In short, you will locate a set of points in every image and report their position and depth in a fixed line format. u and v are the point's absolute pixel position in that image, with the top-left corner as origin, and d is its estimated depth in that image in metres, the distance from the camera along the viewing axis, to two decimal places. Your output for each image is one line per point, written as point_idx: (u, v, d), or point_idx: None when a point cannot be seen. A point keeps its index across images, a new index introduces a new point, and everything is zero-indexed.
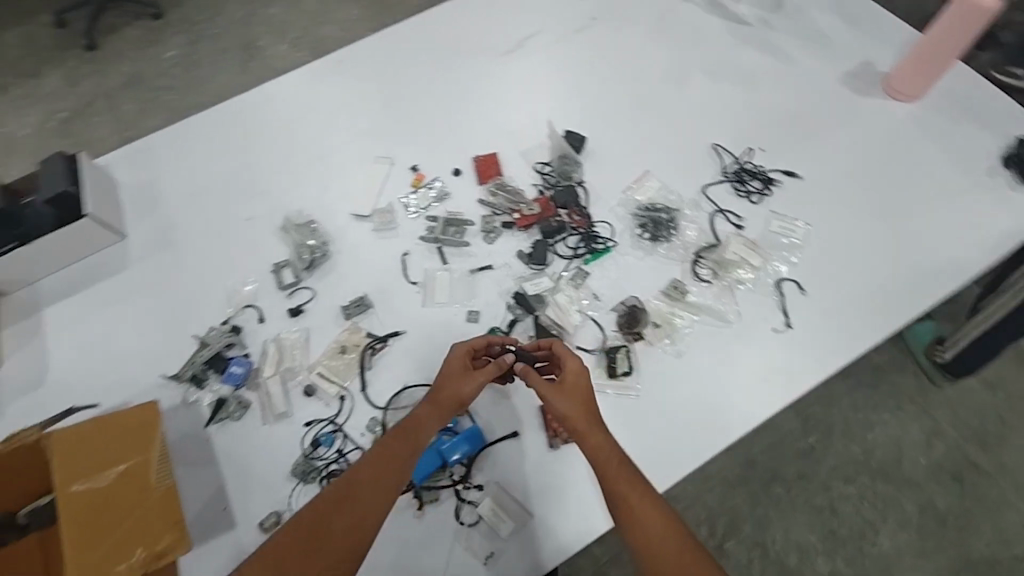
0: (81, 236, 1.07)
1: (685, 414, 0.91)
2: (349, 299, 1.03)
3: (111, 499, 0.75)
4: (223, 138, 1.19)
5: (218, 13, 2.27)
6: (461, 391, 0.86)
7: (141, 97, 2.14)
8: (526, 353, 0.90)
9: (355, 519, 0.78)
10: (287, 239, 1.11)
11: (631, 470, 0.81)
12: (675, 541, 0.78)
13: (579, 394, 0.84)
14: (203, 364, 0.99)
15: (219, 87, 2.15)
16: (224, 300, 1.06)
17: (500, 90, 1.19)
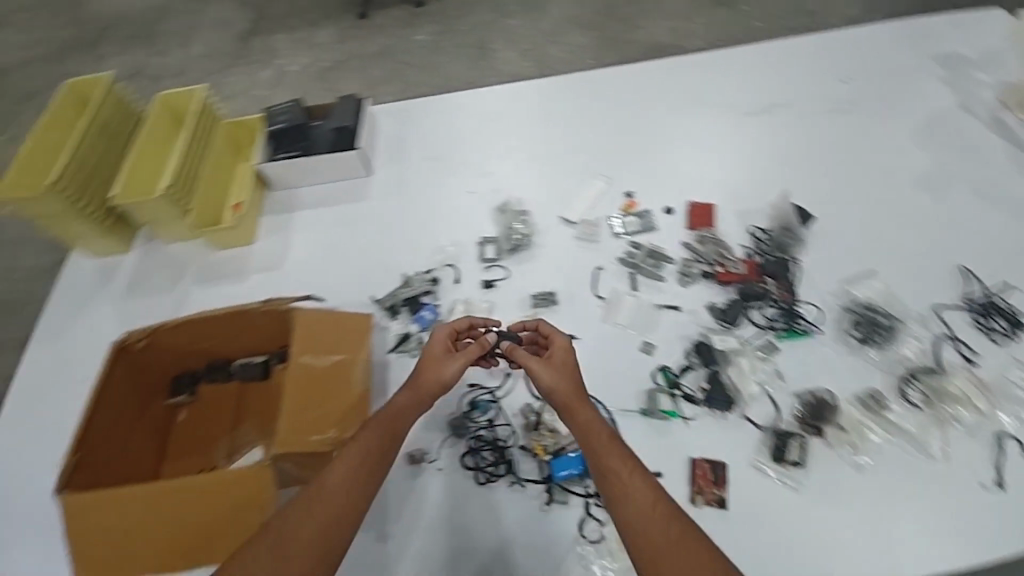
0: (345, 163, 1.33)
1: (849, 531, 0.83)
2: (538, 290, 1.11)
3: (321, 378, 0.89)
4: (473, 121, 1.37)
5: (471, 13, 2.57)
6: (438, 369, 0.90)
7: (387, 67, 2.47)
8: (510, 333, 0.97)
9: (331, 507, 0.79)
10: (498, 221, 1.23)
11: (619, 446, 0.83)
12: (665, 520, 0.76)
13: (566, 373, 0.89)
14: (403, 300, 1.12)
15: (450, 76, 2.42)
16: (431, 253, 1.20)
17: (733, 147, 1.21)
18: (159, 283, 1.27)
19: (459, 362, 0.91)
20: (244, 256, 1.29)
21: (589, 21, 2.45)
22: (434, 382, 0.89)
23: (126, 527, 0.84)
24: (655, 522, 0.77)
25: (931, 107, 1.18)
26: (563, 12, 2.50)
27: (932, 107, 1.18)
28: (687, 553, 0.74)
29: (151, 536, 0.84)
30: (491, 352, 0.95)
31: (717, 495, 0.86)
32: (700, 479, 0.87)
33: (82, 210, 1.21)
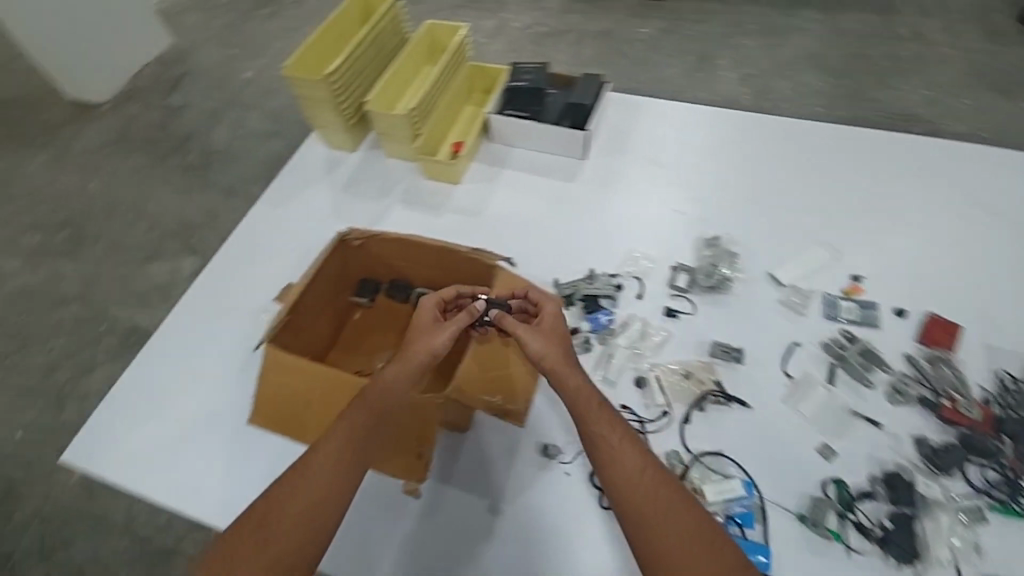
0: (567, 141, 1.34)
1: None
2: (721, 341, 1.02)
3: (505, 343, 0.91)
4: (705, 143, 1.34)
5: (704, 18, 2.37)
6: (426, 335, 0.89)
7: (598, 46, 2.35)
8: (500, 302, 0.92)
9: (307, 499, 0.77)
10: (699, 253, 1.15)
11: (608, 411, 0.83)
12: (654, 486, 0.76)
13: (550, 337, 0.88)
14: (581, 295, 1.10)
15: (658, 75, 2.23)
16: (619, 259, 1.16)
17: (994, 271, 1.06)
18: (370, 190, 1.38)
19: (444, 331, 0.88)
20: (444, 192, 1.35)
21: (834, 62, 2.16)
22: (423, 346, 0.87)
23: (305, 395, 0.95)
24: (645, 485, 0.76)
25: None
26: (806, 44, 2.22)
27: None
28: (676, 515, 0.74)
29: (320, 412, 0.94)
30: (481, 320, 0.92)
31: None
32: None
33: (339, 105, 1.35)
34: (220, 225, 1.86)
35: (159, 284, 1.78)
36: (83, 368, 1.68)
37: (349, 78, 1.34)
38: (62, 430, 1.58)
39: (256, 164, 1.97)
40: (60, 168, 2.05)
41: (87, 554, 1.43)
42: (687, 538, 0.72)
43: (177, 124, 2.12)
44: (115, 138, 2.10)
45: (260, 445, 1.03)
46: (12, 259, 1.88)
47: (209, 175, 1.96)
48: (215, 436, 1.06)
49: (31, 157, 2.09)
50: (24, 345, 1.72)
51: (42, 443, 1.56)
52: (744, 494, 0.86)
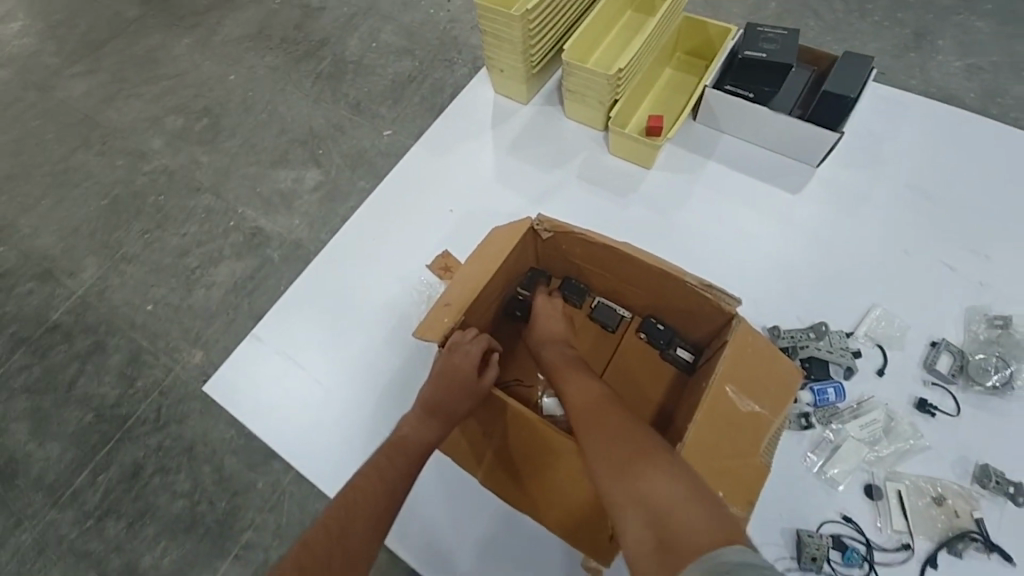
0: (803, 141, 0.99)
1: None
2: (989, 467, 0.78)
3: (734, 424, 0.68)
4: (998, 171, 0.98)
5: None
6: (464, 394, 0.76)
7: None
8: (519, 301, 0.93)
9: (365, 514, 0.69)
10: (974, 332, 0.86)
11: (578, 370, 0.78)
12: (602, 418, 0.68)
13: (546, 321, 0.87)
14: (805, 355, 0.85)
15: None
16: (857, 316, 0.89)
17: None
18: (541, 156, 1.16)
19: (481, 385, 0.76)
20: (634, 178, 1.09)
21: None
22: (464, 407, 0.76)
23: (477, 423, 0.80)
24: (603, 425, 0.68)
25: None
26: None
27: None
28: (627, 441, 0.64)
29: (486, 445, 0.80)
30: (510, 313, 0.94)
31: None
32: None
33: (527, 50, 1.10)
34: (362, 141, 1.41)
35: (283, 192, 1.38)
36: (212, 257, 1.35)
37: (545, 15, 1.07)
38: (188, 314, 1.29)
39: (385, 83, 1.48)
40: (202, 55, 1.61)
41: (125, 463, 1.18)
42: (632, 465, 0.61)
43: (314, 25, 1.60)
44: (255, 33, 1.62)
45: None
46: (152, 138, 1.51)
47: (341, 86, 1.49)
48: (359, 411, 1.00)
49: (175, 39, 1.64)
50: (161, 225, 1.40)
51: (169, 324, 1.29)
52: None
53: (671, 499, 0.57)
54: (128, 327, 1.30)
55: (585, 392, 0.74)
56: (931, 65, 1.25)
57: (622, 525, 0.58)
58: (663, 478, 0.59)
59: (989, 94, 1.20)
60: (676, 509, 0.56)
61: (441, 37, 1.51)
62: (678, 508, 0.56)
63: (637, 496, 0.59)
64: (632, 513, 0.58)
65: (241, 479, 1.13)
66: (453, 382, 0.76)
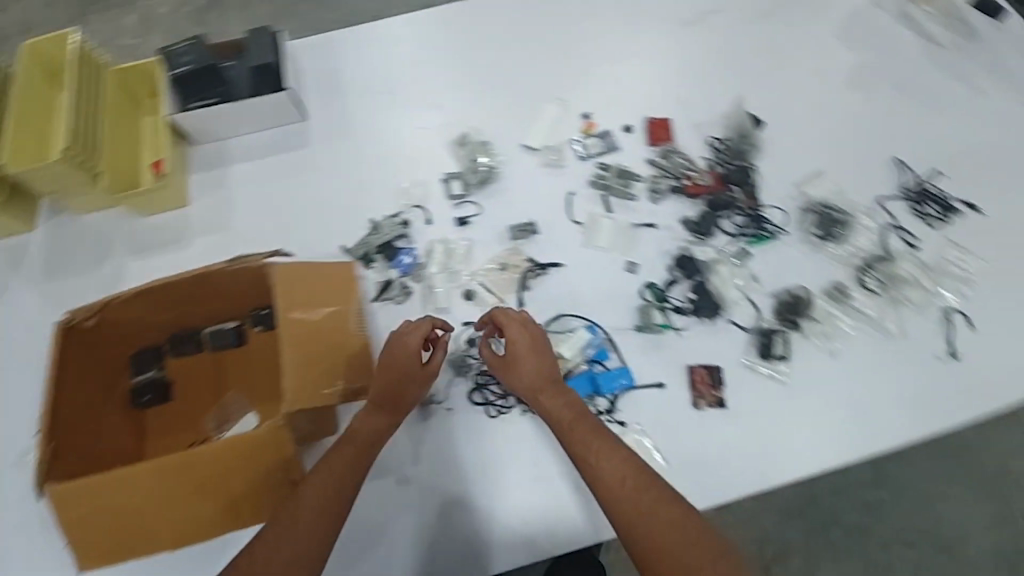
0: (276, 108, 1.19)
1: (835, 396, 0.92)
2: (515, 223, 1.08)
3: (321, 332, 0.81)
4: (414, 52, 1.31)
5: None
6: (411, 382, 0.85)
7: (281, 6, 2.12)
8: (143, 386, 0.92)
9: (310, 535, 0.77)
10: (460, 155, 1.18)
11: (593, 428, 0.86)
12: (645, 495, 0.81)
13: (189, 381, 0.94)
14: (377, 247, 1.05)
15: (355, 13, 2.11)
16: (393, 197, 1.13)
17: (673, 54, 1.25)
18: (84, 261, 1.11)
19: (425, 368, 0.85)
20: (181, 219, 1.14)
21: None
22: (414, 393, 0.85)
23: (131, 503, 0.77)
24: (642, 499, 0.81)
25: (851, 13, 1.24)
26: None
27: (852, 13, 1.24)
28: (669, 527, 0.79)
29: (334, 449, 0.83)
30: (140, 397, 0.92)
31: (716, 397, 0.91)
32: (699, 383, 0.92)
33: None
34: None
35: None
36: None
37: None
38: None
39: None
40: None
41: None
42: (686, 557, 0.78)
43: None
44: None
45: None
46: None
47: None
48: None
49: None
50: None
51: None
52: (591, 336, 0.96)
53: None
54: None
55: (618, 458, 0.84)
56: None
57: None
58: (620, 461, 0.83)
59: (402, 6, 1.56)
60: None
61: None
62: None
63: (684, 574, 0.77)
64: None
65: None
66: (397, 373, 0.84)
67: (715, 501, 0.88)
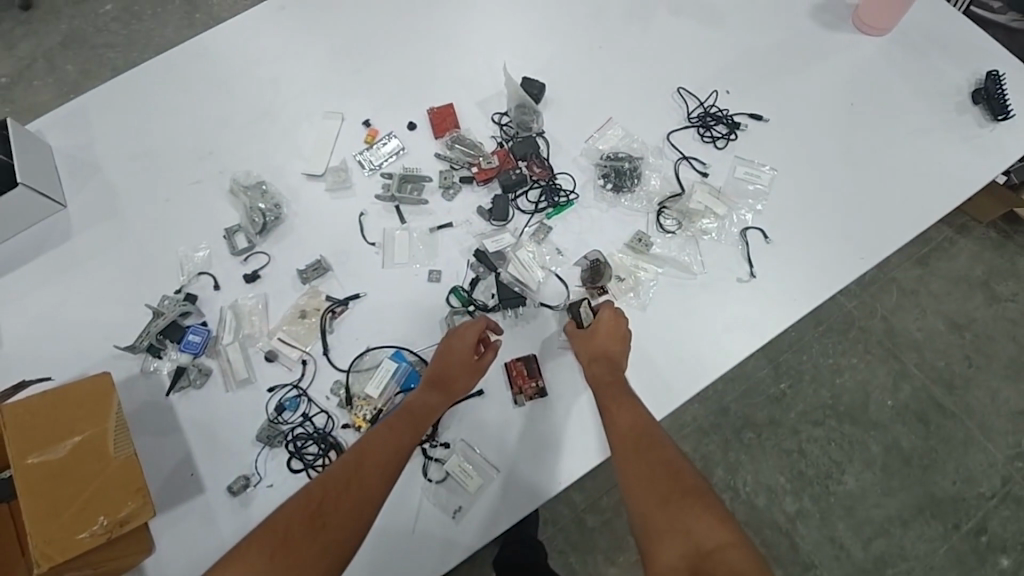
0: (17, 207, 1.02)
1: (653, 352, 0.92)
2: (306, 263, 1.00)
3: (68, 470, 0.74)
4: (163, 95, 1.13)
5: None
6: (465, 370, 0.86)
7: (85, 58, 1.87)
8: None
9: (356, 504, 0.75)
10: (237, 202, 1.06)
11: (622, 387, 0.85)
12: (650, 452, 0.78)
13: None
14: (159, 334, 0.95)
15: (161, 45, 1.88)
16: (176, 268, 1.03)
17: (445, 26, 1.12)
18: None
19: (478, 359, 0.87)
20: None
21: None
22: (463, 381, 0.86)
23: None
24: (647, 452, 0.78)
25: None
26: None
27: None
28: (665, 481, 0.75)
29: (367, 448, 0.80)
30: None
31: (535, 387, 0.90)
32: (517, 378, 0.90)
33: None
34: None
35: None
36: None
37: None
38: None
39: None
40: None
41: None
42: (677, 508, 0.72)
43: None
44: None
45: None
46: None
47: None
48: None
49: None
50: None
51: None
52: (396, 365, 0.92)
53: (714, 545, 0.69)
54: None
55: (636, 411, 0.82)
56: None
57: (656, 551, 0.70)
58: (641, 415, 0.82)
59: None
60: (714, 548, 0.68)
61: None
62: (714, 558, 0.68)
63: (675, 530, 0.71)
64: (670, 539, 0.70)
65: None
66: (454, 362, 0.86)
67: (552, 489, 0.88)
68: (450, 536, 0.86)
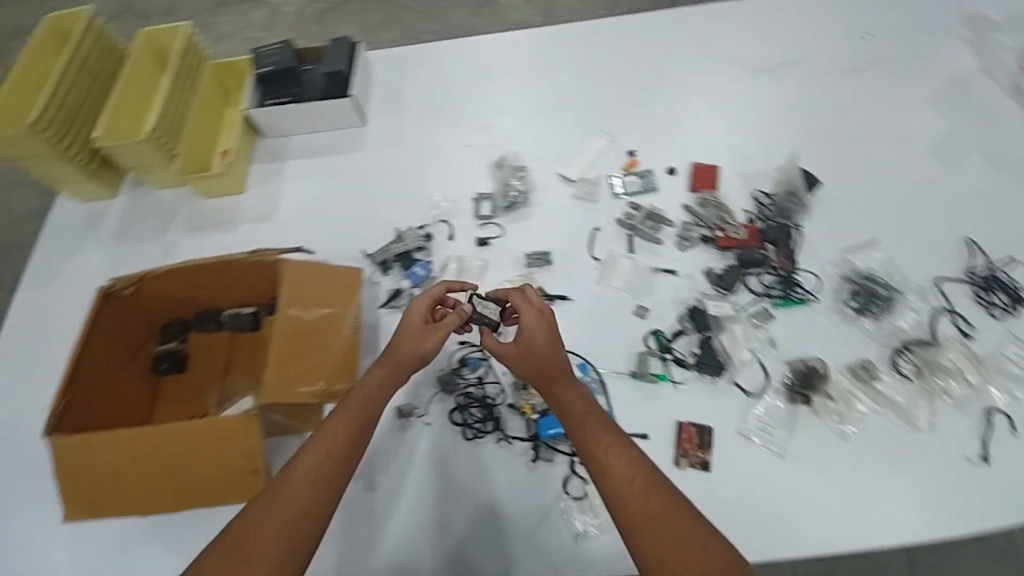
0: (335, 111, 1.28)
1: (838, 485, 0.84)
2: (532, 250, 1.08)
3: (311, 333, 0.86)
4: (475, 73, 1.34)
5: None
6: (416, 338, 0.86)
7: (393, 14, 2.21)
8: (168, 356, 1.01)
9: (313, 491, 0.75)
10: (494, 177, 1.19)
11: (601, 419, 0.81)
12: (646, 488, 0.75)
13: (208, 358, 1.02)
14: (395, 256, 1.09)
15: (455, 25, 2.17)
16: (424, 208, 1.17)
17: (733, 97, 1.20)
18: (145, 232, 1.25)
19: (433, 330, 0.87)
20: (234, 205, 1.26)
21: None
22: (414, 348, 0.86)
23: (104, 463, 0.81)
24: (640, 491, 0.74)
25: (946, 77, 1.14)
26: None
27: (948, 77, 1.14)
28: (665, 518, 0.72)
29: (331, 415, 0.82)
30: (160, 363, 1.00)
31: (701, 458, 0.86)
32: (685, 441, 0.87)
33: (65, 151, 1.18)
34: None
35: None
36: None
37: (62, 116, 1.17)
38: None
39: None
40: None
41: None
42: (682, 549, 0.70)
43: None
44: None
45: (97, 540, 0.91)
46: None
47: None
48: (39, 553, 0.93)
49: None
50: None
51: None
52: (580, 375, 0.93)
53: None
54: None
55: (619, 446, 0.78)
56: None
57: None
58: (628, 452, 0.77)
59: None
60: None
61: None
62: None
63: None
64: None
65: None
66: (404, 331, 0.87)
67: None
68: (566, 556, 0.86)
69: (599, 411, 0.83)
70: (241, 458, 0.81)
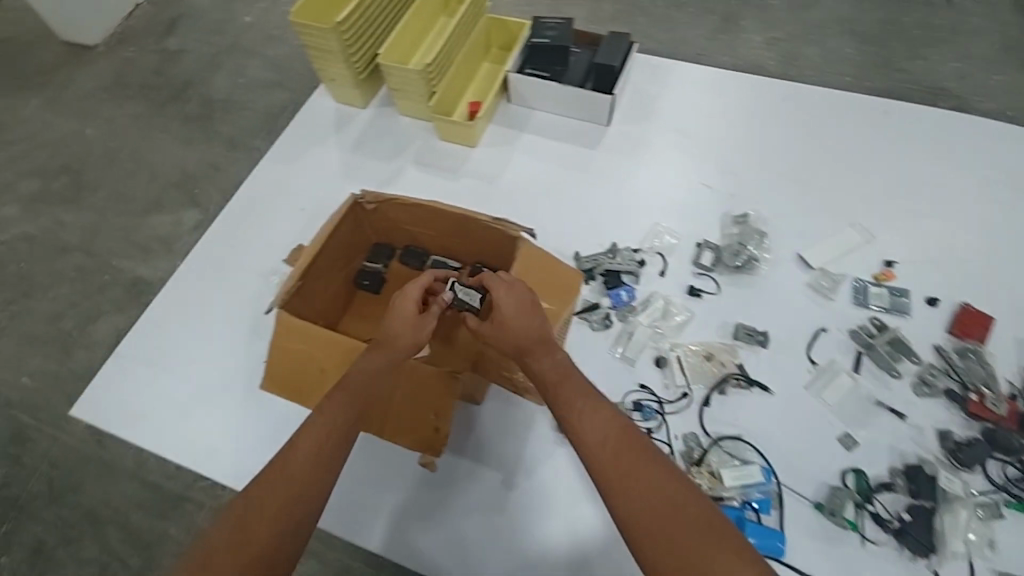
0: (591, 105, 1.26)
1: None
2: (745, 323, 0.99)
3: None
4: (738, 116, 1.28)
5: None
6: (409, 323, 0.81)
7: None
8: (372, 275, 1.06)
9: (299, 485, 0.66)
10: (726, 229, 1.11)
11: (581, 386, 0.72)
12: (630, 459, 0.62)
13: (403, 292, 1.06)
14: (604, 271, 1.05)
15: None
16: (644, 233, 1.12)
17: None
18: (378, 151, 1.32)
19: (422, 318, 0.82)
20: (463, 155, 1.29)
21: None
22: (407, 333, 0.80)
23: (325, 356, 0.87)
24: (626, 468, 0.62)
25: None
26: None
27: None
28: (664, 497, 0.59)
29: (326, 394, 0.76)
30: (364, 279, 1.06)
31: None
32: None
33: (350, 59, 1.27)
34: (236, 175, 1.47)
35: (161, 237, 1.41)
36: (88, 316, 1.35)
37: (361, 26, 1.24)
38: (68, 378, 1.28)
39: (258, 117, 1.53)
40: (54, 114, 1.62)
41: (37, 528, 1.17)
42: (685, 535, 0.56)
43: (176, 69, 1.65)
44: (110, 84, 1.65)
45: (276, 419, 1.02)
46: (8, 206, 1.50)
47: (211, 126, 1.54)
48: (224, 405, 1.04)
49: (23, 101, 1.64)
50: (27, 291, 1.39)
51: (50, 392, 1.27)
52: (762, 480, 0.84)
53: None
54: (6, 402, 1.27)
55: (603, 415, 0.67)
56: (738, 44, 1.55)
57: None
58: (612, 420, 0.67)
59: (759, 68, 1.51)
60: None
61: (301, 66, 1.59)
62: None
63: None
64: None
65: (154, 531, 1.14)
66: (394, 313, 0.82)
67: None
68: None
69: (579, 376, 0.74)
70: (431, 414, 0.85)
